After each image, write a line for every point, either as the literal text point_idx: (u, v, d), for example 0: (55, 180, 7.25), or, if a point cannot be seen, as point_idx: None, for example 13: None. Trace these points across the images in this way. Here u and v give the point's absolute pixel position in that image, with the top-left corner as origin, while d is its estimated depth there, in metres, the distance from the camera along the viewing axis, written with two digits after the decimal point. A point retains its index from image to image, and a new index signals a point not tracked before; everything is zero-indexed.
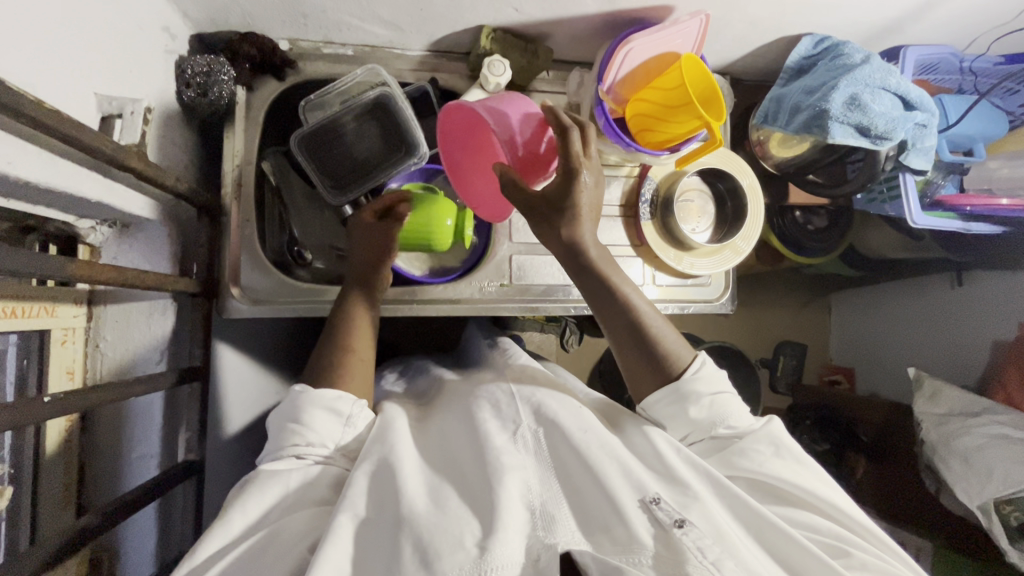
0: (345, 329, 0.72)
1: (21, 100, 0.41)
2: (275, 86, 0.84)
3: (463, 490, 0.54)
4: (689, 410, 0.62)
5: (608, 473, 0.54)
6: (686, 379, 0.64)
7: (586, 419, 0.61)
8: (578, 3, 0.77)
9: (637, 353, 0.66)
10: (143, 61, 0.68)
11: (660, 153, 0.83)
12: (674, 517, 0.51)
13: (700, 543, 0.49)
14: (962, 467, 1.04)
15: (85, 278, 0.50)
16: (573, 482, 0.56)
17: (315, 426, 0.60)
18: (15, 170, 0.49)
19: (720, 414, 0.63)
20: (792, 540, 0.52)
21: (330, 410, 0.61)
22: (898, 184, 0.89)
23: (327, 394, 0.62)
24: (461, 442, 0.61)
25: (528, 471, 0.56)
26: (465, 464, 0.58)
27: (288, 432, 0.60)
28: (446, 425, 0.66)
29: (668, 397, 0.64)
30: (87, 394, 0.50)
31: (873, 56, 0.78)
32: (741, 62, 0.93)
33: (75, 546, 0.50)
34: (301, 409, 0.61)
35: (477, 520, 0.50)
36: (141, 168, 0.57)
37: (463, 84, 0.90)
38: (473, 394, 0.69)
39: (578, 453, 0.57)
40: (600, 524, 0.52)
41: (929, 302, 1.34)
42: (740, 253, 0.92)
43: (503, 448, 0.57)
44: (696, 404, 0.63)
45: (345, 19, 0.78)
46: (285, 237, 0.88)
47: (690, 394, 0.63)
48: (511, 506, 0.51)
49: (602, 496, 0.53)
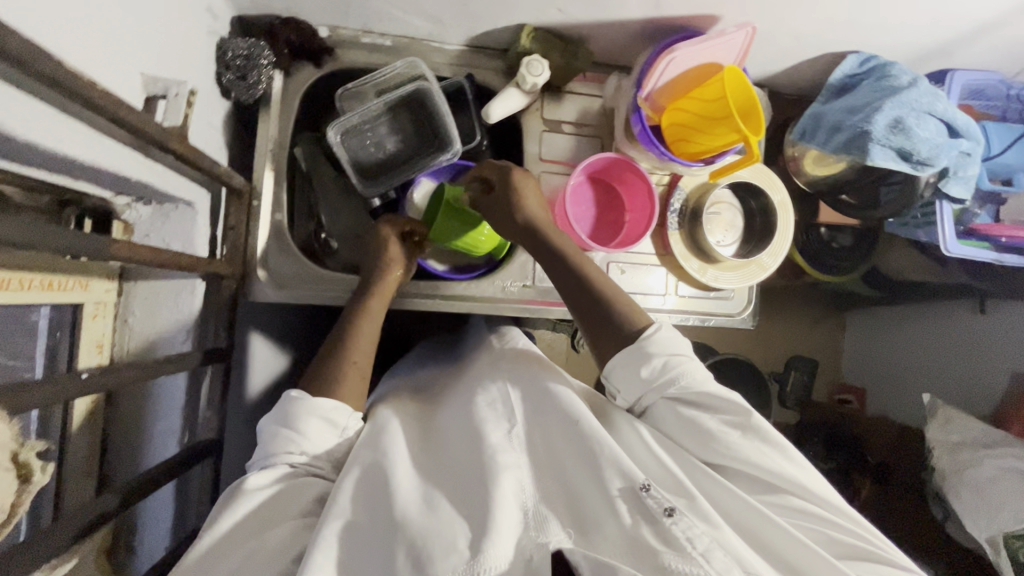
0: (348, 327, 0.72)
1: (77, 80, 0.41)
2: (311, 72, 0.84)
3: (457, 493, 0.54)
4: (641, 369, 0.62)
5: (599, 465, 0.54)
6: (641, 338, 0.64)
7: (574, 409, 0.59)
8: (623, 6, 0.76)
9: (594, 314, 0.69)
10: (187, 40, 0.68)
11: (693, 164, 0.82)
12: (663, 505, 0.51)
13: (690, 532, 0.49)
14: (974, 498, 1.02)
15: (125, 257, 0.50)
16: (567, 481, 0.56)
17: (310, 435, 0.60)
18: (62, 148, 0.50)
19: (676, 376, 0.61)
20: (782, 531, 0.52)
21: (326, 420, 0.61)
22: (934, 210, 0.88)
23: (324, 404, 0.61)
24: (459, 439, 0.60)
25: (522, 471, 0.56)
26: (460, 463, 0.57)
27: (283, 439, 0.60)
28: (448, 420, 0.66)
29: (627, 361, 0.63)
30: (119, 372, 0.51)
31: (921, 79, 0.76)
32: (782, 75, 0.91)
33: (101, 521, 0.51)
34: (297, 418, 0.60)
35: (468, 522, 0.50)
36: (183, 150, 0.57)
37: (499, 81, 0.89)
38: (471, 387, 0.69)
39: (575, 448, 0.56)
40: (592, 521, 0.52)
41: (948, 330, 1.30)
42: (766, 269, 0.91)
43: (498, 446, 0.57)
44: (648, 363, 0.62)
45: (387, 9, 0.78)
46: (312, 224, 0.88)
47: (648, 352, 0.62)
48: (504, 507, 0.50)
49: (594, 490, 0.53)
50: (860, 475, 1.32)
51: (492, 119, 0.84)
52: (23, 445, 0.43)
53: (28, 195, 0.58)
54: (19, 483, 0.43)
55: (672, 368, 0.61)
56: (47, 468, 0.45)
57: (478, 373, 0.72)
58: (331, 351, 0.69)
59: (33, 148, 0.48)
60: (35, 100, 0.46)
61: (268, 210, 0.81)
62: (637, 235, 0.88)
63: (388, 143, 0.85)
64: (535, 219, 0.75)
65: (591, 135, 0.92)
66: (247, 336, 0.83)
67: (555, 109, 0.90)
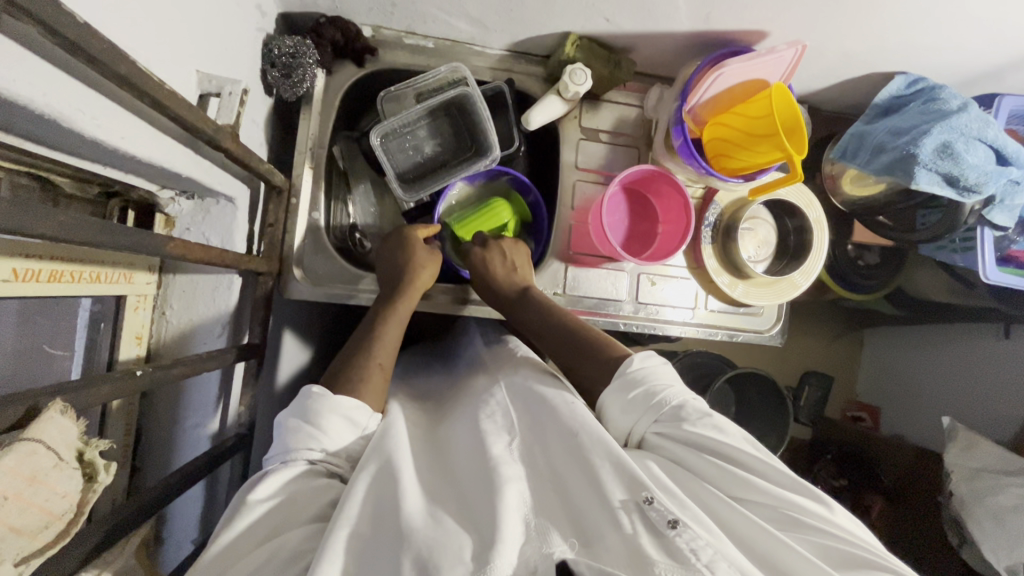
0: (374, 333, 0.71)
1: (145, 79, 0.41)
2: (353, 71, 0.84)
3: (459, 507, 0.52)
4: (630, 393, 0.62)
5: (599, 474, 0.52)
6: (627, 368, 0.64)
7: (578, 421, 0.58)
8: (672, 18, 0.75)
9: (579, 355, 0.71)
10: (237, 37, 0.69)
11: (732, 179, 0.82)
12: (667, 517, 0.49)
13: (695, 544, 0.47)
14: (993, 526, 1.01)
15: (180, 254, 0.50)
16: (567, 493, 0.54)
17: (332, 432, 0.58)
18: (124, 144, 0.50)
19: (664, 398, 0.61)
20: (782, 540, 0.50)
21: (347, 417, 0.60)
22: (975, 236, 0.87)
23: (345, 402, 0.60)
24: (462, 451, 0.59)
25: (523, 483, 0.54)
26: (462, 477, 0.56)
27: (303, 436, 0.58)
28: (453, 432, 0.64)
29: (614, 399, 0.64)
30: (169, 369, 0.51)
31: (971, 104, 0.75)
32: (825, 92, 0.90)
33: (141, 518, 0.50)
34: (318, 413, 0.59)
35: (472, 533, 0.48)
36: (234, 148, 0.57)
37: (539, 87, 0.89)
38: (474, 402, 0.68)
39: (576, 457, 0.55)
40: (592, 533, 0.49)
41: (971, 355, 1.26)
42: (798, 287, 0.90)
43: (502, 459, 0.55)
44: (636, 388, 0.62)
45: (433, 11, 0.78)
46: (346, 223, 0.89)
47: (631, 380, 0.63)
48: (511, 518, 0.49)
49: (595, 501, 0.51)
50: (871, 492, 1.28)
51: (531, 126, 0.84)
52: (87, 444, 0.44)
53: (79, 187, 0.59)
54: (85, 483, 0.43)
55: (657, 393, 0.61)
56: (114, 468, 0.45)
57: (479, 387, 0.71)
58: (360, 352, 0.69)
59: (95, 144, 0.48)
60: (101, 97, 0.46)
61: (305, 208, 0.82)
62: (671, 248, 0.87)
63: (426, 146, 0.86)
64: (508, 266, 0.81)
65: (628, 145, 0.91)
66: (279, 332, 0.83)
67: (593, 117, 0.90)
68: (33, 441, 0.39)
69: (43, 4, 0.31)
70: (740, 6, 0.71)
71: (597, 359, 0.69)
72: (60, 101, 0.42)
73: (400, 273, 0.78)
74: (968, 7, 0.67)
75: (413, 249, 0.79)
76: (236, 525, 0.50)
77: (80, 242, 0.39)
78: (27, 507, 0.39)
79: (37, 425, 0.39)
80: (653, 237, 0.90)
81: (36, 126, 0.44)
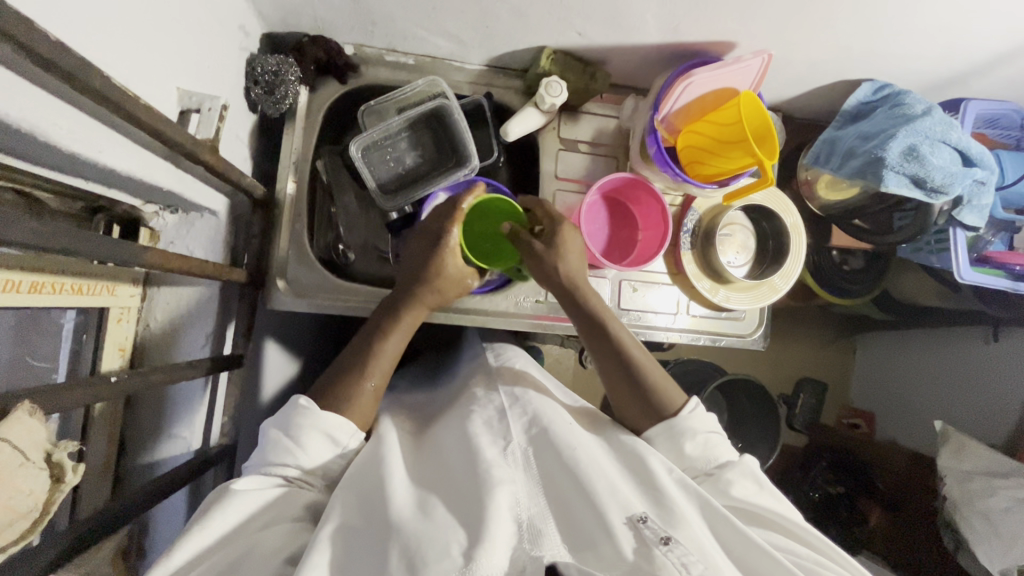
0: (371, 346, 0.69)
1: (118, 94, 0.43)
2: (336, 87, 0.86)
3: (451, 504, 0.53)
4: (686, 446, 0.65)
5: (596, 489, 0.53)
6: (683, 417, 0.67)
7: (577, 438, 0.60)
8: (642, 31, 0.78)
9: (626, 384, 0.71)
10: (220, 55, 0.71)
11: (708, 186, 0.83)
12: (659, 535, 0.50)
13: (685, 560, 0.48)
14: (986, 529, 1.00)
15: (157, 264, 0.52)
16: (561, 504, 0.54)
17: (310, 449, 0.59)
18: (104, 158, 0.52)
19: (713, 452, 0.65)
20: (778, 564, 0.51)
21: (327, 434, 0.60)
22: (948, 237, 0.89)
23: (329, 419, 0.61)
24: (453, 453, 0.59)
25: (517, 486, 0.54)
26: (456, 477, 0.56)
27: (282, 449, 0.58)
28: (443, 434, 0.65)
29: (659, 437, 0.66)
30: (147, 376, 0.52)
31: (935, 108, 0.77)
32: (797, 99, 0.92)
33: (112, 528, 0.50)
34: (299, 428, 0.59)
35: (463, 530, 0.48)
36: (213, 162, 0.59)
37: (518, 100, 0.91)
38: (467, 405, 0.68)
39: (570, 470, 0.56)
40: (586, 542, 0.50)
41: (960, 359, 1.26)
42: (777, 291, 0.91)
43: (494, 461, 0.55)
44: (691, 439, 0.65)
45: (412, 29, 0.80)
46: (330, 235, 0.90)
47: (684, 430, 0.65)
48: (500, 519, 0.49)
49: (590, 513, 0.51)
50: (869, 501, 1.30)
51: (510, 137, 0.86)
52: (56, 445, 0.44)
53: (63, 202, 0.60)
54: (51, 482, 0.44)
55: (708, 444, 0.65)
56: (81, 469, 0.46)
57: (470, 393, 0.71)
58: (356, 364, 0.68)
59: (75, 158, 0.50)
60: (80, 112, 0.48)
61: (289, 220, 0.83)
62: (651, 254, 0.89)
63: (407, 158, 0.88)
64: (569, 274, 0.75)
65: (606, 154, 0.93)
66: (263, 343, 0.84)
67: (571, 128, 0.92)
68: (2, 440, 0.39)
69: (16, 23, 0.33)
70: (706, 18, 0.73)
71: (647, 399, 0.69)
72: (37, 116, 0.43)
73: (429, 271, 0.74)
74: (925, 14, 0.69)
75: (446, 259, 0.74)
76: (209, 522, 0.51)
77: (52, 250, 0.40)
78: None
79: (3, 425, 0.39)
80: (634, 242, 0.92)
81: (17, 141, 0.46)
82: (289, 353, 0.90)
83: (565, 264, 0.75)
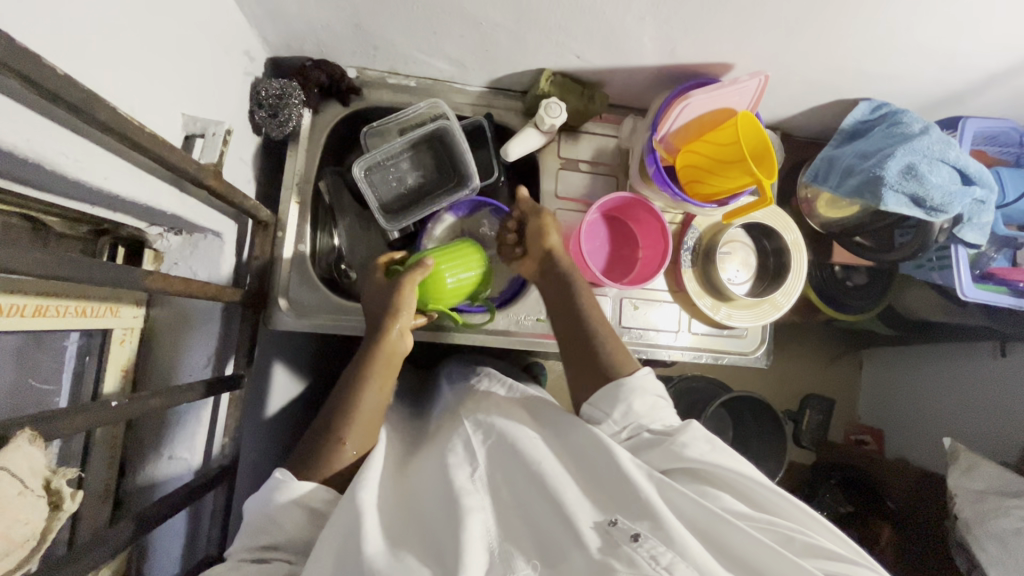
0: (350, 395, 0.67)
1: (123, 122, 0.43)
2: (339, 110, 0.88)
3: (423, 537, 0.52)
4: (633, 404, 0.64)
5: (564, 500, 0.53)
6: (633, 377, 0.67)
7: (539, 451, 0.59)
8: (639, 54, 0.79)
9: (587, 352, 0.72)
10: (225, 80, 0.72)
11: (707, 205, 0.84)
12: (630, 532, 0.50)
13: (655, 552, 0.48)
14: (1000, 551, 0.96)
15: (161, 289, 0.52)
16: (527, 515, 0.54)
17: (286, 525, 0.56)
18: (107, 184, 0.52)
19: (655, 413, 0.64)
20: (746, 533, 0.51)
21: (301, 505, 0.57)
22: (950, 254, 0.88)
23: (299, 487, 0.57)
24: (426, 486, 0.58)
25: (487, 512, 0.54)
26: (428, 510, 0.55)
27: (257, 531, 0.56)
28: (421, 462, 0.64)
29: (607, 400, 0.66)
30: (147, 400, 0.52)
31: (933, 127, 0.78)
32: (795, 118, 0.93)
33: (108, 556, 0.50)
34: (270, 505, 0.56)
35: (433, 568, 0.48)
36: (216, 185, 0.60)
37: (518, 120, 0.92)
38: (437, 435, 0.68)
39: (539, 488, 0.55)
40: (555, 555, 0.50)
41: (967, 375, 1.24)
42: (780, 308, 0.91)
43: (464, 489, 0.55)
44: (640, 398, 0.65)
45: (413, 53, 0.82)
46: (332, 254, 0.91)
47: (634, 388, 0.65)
48: (473, 549, 0.49)
49: (558, 523, 0.52)
50: (878, 519, 1.25)
51: (510, 157, 0.87)
52: (54, 472, 0.44)
53: (69, 225, 0.61)
54: (50, 510, 0.43)
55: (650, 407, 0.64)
56: (79, 495, 0.46)
57: (438, 428, 0.71)
58: (340, 407, 0.66)
59: (80, 185, 0.51)
60: (87, 141, 0.48)
61: (292, 240, 0.84)
62: (652, 271, 0.88)
63: (409, 177, 0.90)
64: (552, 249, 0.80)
65: (607, 173, 0.94)
66: (265, 363, 0.84)
67: (572, 148, 0.93)
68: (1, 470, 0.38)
69: (25, 59, 0.34)
70: (703, 40, 0.74)
71: (601, 366, 0.70)
72: (44, 146, 0.44)
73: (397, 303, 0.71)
74: (918, 36, 0.70)
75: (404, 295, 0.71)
76: None
77: (52, 275, 0.40)
78: None
79: (4, 453, 0.39)
80: (633, 261, 0.92)
81: (23, 168, 0.46)
82: (288, 371, 0.91)
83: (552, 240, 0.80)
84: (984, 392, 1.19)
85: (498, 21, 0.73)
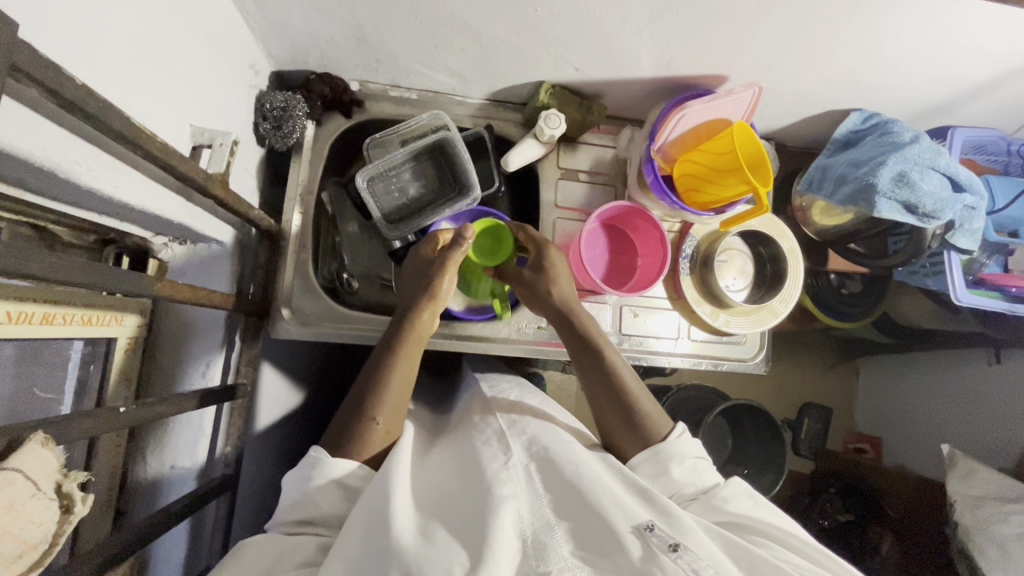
0: (375, 387, 0.67)
1: (135, 131, 0.44)
2: (341, 121, 0.90)
3: (454, 522, 0.52)
4: (673, 471, 0.64)
5: (601, 502, 0.53)
6: (671, 442, 0.67)
7: (575, 453, 0.59)
8: (637, 67, 0.81)
9: (618, 413, 0.71)
10: (230, 92, 0.73)
11: (705, 213, 0.86)
12: (668, 542, 0.51)
13: (695, 565, 0.49)
14: (1001, 556, 0.96)
15: (168, 295, 0.53)
16: (564, 512, 0.54)
17: (323, 500, 0.58)
18: (119, 194, 0.53)
19: (700, 477, 0.65)
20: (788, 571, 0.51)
21: (339, 484, 0.59)
22: (942, 260, 0.90)
23: (337, 466, 0.59)
24: (457, 480, 0.58)
25: (520, 501, 0.53)
26: (459, 500, 0.55)
27: (296, 505, 0.58)
28: (448, 457, 0.64)
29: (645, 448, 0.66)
30: (153, 407, 0.52)
31: (923, 135, 0.80)
32: (788, 128, 0.96)
33: (114, 562, 0.50)
34: (310, 481, 0.58)
35: (467, 550, 0.48)
36: (222, 195, 0.60)
37: (517, 132, 0.94)
38: (470, 428, 0.67)
39: (575, 489, 0.55)
40: (594, 553, 0.50)
41: (963, 381, 1.24)
42: (777, 315, 0.92)
43: (497, 479, 0.55)
44: (679, 464, 0.65)
45: (415, 66, 0.84)
46: (334, 264, 0.92)
47: (673, 455, 0.65)
48: (504, 537, 0.49)
49: (595, 525, 0.52)
50: (878, 528, 1.24)
51: (510, 168, 0.88)
52: (65, 475, 0.44)
53: (76, 234, 0.61)
54: (61, 514, 0.44)
55: (700, 470, 0.66)
56: (90, 499, 0.46)
57: (469, 418, 0.71)
58: (355, 411, 0.65)
59: (92, 193, 0.51)
60: (99, 150, 0.49)
61: (294, 249, 0.85)
62: (650, 279, 0.90)
63: (411, 188, 0.91)
64: (565, 298, 0.79)
65: (605, 183, 0.95)
66: (267, 373, 0.85)
67: (571, 158, 0.94)
68: (13, 470, 0.38)
69: (45, 69, 0.35)
70: (698, 52, 0.76)
71: (635, 428, 0.69)
72: (60, 154, 0.45)
73: (433, 295, 0.75)
74: (906, 48, 0.73)
75: (438, 283, 0.75)
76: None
77: (62, 280, 0.41)
78: (4, 535, 0.39)
79: (18, 455, 0.38)
80: (632, 267, 0.93)
81: (36, 176, 0.47)
82: (288, 380, 0.91)
83: (560, 288, 0.79)
84: (981, 399, 1.20)
85: (499, 35, 0.75)
